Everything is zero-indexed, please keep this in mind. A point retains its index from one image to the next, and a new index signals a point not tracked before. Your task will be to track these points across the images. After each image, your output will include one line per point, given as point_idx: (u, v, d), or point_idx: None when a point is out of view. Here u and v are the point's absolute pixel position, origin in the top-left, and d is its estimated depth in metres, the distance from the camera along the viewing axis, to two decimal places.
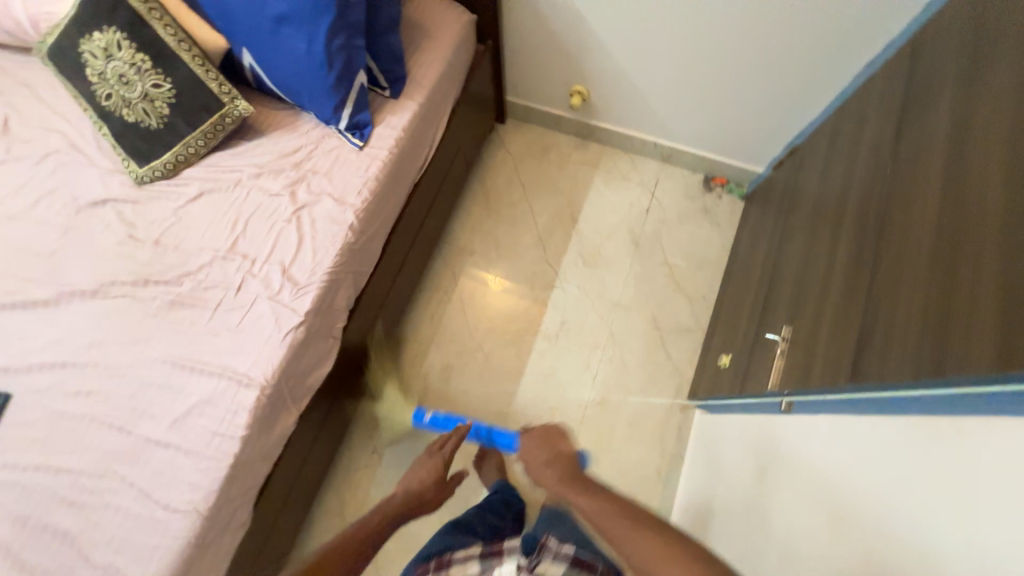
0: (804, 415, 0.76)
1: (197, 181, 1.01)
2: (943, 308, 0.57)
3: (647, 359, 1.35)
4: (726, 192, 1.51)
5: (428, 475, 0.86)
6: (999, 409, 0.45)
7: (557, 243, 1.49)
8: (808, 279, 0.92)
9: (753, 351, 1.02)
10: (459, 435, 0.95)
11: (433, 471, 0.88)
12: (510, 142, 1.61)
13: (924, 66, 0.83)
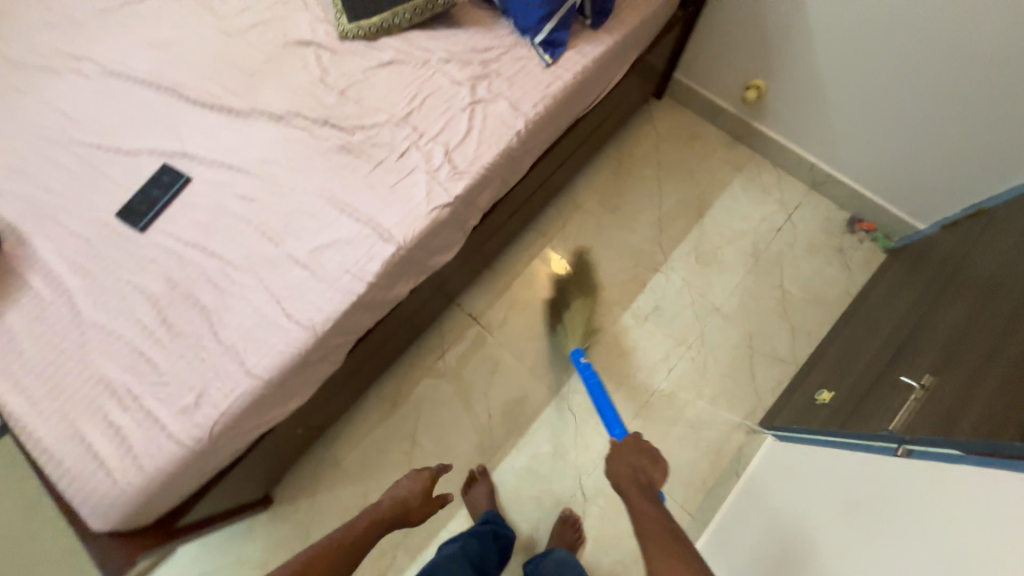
0: (928, 458, 0.72)
1: (392, 50, 1.07)
2: None
3: (728, 372, 1.31)
4: (868, 239, 1.41)
5: (415, 486, 0.98)
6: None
7: (674, 231, 1.45)
8: (975, 336, 0.84)
9: (870, 392, 0.95)
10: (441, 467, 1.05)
11: (421, 483, 0.99)
12: (660, 120, 1.58)
13: None
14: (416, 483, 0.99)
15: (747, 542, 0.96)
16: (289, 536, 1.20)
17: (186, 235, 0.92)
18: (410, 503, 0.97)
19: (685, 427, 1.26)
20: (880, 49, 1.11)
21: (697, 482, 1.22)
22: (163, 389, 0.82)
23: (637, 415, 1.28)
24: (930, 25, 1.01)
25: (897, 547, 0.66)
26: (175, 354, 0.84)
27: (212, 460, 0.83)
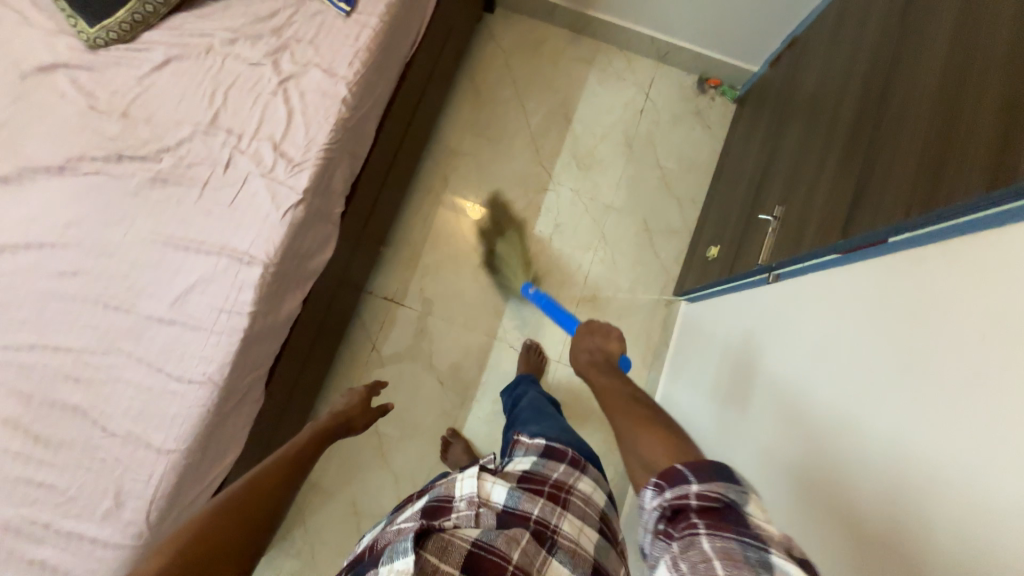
0: (797, 277, 0.82)
1: (163, 46, 0.90)
2: (940, 144, 0.60)
3: (637, 259, 1.40)
4: (718, 95, 1.50)
5: (350, 400, 1.04)
6: (1002, 219, 0.50)
7: (550, 145, 1.45)
8: (806, 154, 0.94)
9: (745, 235, 1.05)
10: (375, 385, 1.13)
11: (356, 398, 1.06)
12: (500, 34, 1.50)
13: None
14: (353, 400, 1.04)
15: (687, 399, 1.09)
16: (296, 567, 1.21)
17: (16, 340, 0.79)
18: (350, 414, 1.01)
19: (615, 321, 1.37)
20: None
21: (639, 363, 1.35)
22: (74, 505, 0.74)
23: None
24: None
25: (791, 360, 0.76)
26: (69, 466, 0.76)
27: None
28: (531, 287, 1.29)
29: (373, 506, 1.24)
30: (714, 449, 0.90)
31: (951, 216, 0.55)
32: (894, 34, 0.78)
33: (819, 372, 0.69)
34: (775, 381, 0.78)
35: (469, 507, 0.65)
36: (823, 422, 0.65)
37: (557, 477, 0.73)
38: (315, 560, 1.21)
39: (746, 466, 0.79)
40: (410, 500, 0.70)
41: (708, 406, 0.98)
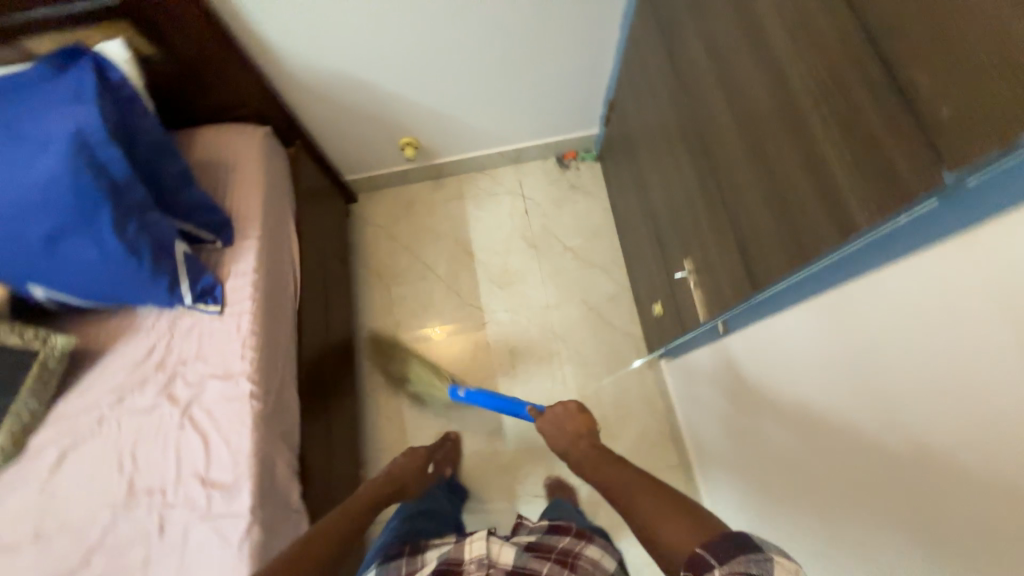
0: (753, 328, 0.79)
1: (53, 443, 0.85)
2: (771, 189, 0.61)
3: (598, 340, 1.38)
4: (580, 162, 1.59)
5: (410, 462, 0.95)
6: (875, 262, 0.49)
7: (466, 282, 1.47)
8: (676, 205, 0.96)
9: (672, 290, 1.06)
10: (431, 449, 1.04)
11: (415, 460, 0.97)
12: (373, 215, 1.57)
13: None
14: (412, 462, 0.96)
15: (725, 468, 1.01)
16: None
17: None
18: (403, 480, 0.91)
19: (615, 409, 1.31)
20: (450, 61, 1.19)
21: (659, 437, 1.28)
22: None
23: None
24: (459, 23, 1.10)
25: (799, 428, 0.71)
26: None
27: None
28: (459, 388, 1.10)
29: None
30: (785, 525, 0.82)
31: (829, 262, 0.54)
32: (683, 90, 0.84)
33: (832, 443, 0.63)
34: (798, 452, 0.73)
35: (478, 570, 0.59)
36: (866, 506, 0.59)
37: (563, 547, 0.63)
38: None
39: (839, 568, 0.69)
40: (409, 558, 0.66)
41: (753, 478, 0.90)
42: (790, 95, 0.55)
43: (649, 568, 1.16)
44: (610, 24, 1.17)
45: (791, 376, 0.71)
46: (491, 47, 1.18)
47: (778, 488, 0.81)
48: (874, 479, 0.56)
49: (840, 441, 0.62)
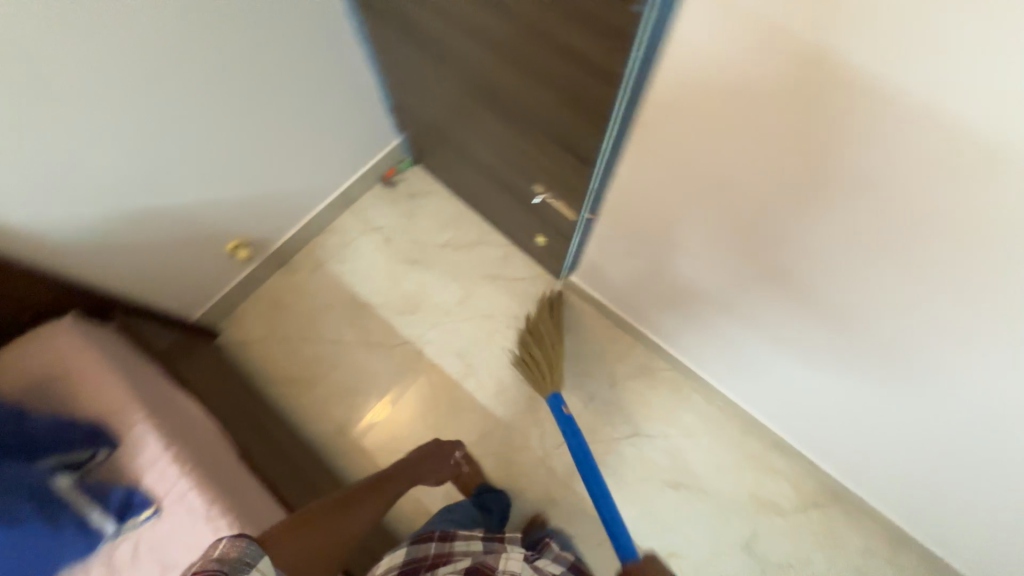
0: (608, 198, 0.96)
1: None
2: (555, 89, 0.77)
3: (522, 299, 1.45)
4: (403, 174, 1.61)
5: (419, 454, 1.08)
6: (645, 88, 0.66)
7: (378, 331, 1.42)
8: (500, 149, 1.09)
9: (542, 216, 1.17)
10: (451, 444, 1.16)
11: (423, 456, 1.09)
12: (247, 333, 1.43)
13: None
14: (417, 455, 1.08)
15: (669, 316, 1.17)
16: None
17: None
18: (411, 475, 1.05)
19: (573, 341, 1.39)
20: (222, 148, 1.11)
21: (618, 334, 1.39)
22: None
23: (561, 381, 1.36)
24: (209, 104, 1.03)
25: (692, 238, 0.87)
26: None
27: None
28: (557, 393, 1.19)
29: None
30: (727, 317, 0.99)
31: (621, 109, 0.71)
32: (448, 61, 0.96)
33: (714, 228, 0.81)
34: (703, 257, 0.89)
35: None
36: (760, 249, 0.77)
37: None
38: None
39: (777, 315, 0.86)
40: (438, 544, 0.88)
41: (690, 306, 1.07)
42: (522, 16, 0.70)
43: (676, 433, 1.29)
44: (353, 47, 1.22)
45: (660, 209, 0.87)
46: (257, 113, 1.13)
47: (710, 295, 0.97)
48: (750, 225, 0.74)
49: (717, 222, 0.79)
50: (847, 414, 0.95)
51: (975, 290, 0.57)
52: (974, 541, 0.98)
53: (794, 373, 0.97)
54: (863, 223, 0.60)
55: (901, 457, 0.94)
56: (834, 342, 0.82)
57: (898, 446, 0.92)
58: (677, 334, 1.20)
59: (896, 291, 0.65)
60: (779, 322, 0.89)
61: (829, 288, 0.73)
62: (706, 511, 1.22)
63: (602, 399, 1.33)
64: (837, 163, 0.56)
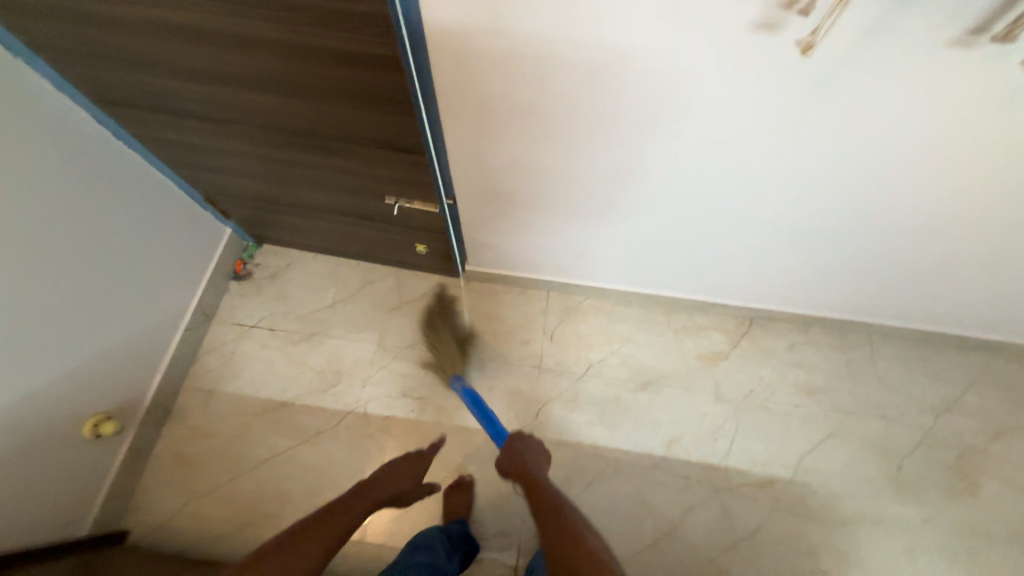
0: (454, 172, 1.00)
1: None
2: (349, 97, 0.78)
3: (434, 311, 1.44)
4: (254, 260, 1.49)
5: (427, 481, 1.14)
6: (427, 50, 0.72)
7: (311, 420, 1.30)
8: (332, 183, 1.06)
9: (408, 223, 1.18)
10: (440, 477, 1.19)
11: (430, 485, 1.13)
12: (163, 510, 1.20)
13: (126, 89, 0.88)
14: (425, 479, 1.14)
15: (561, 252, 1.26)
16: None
17: None
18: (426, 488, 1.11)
19: (498, 321, 1.43)
20: (23, 325, 0.91)
21: (531, 295, 1.46)
22: None
23: (508, 361, 1.38)
24: None
25: (541, 172, 0.96)
26: None
27: None
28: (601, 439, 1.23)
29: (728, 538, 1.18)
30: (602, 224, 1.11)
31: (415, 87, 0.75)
32: (235, 123, 0.91)
33: (550, 153, 0.90)
34: (558, 183, 0.99)
35: None
36: (593, 150, 0.87)
37: None
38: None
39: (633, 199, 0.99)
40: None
41: (573, 235, 1.17)
42: (280, 44, 0.69)
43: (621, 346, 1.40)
44: (123, 160, 1.09)
45: (503, 157, 0.94)
46: (47, 274, 0.95)
47: (580, 215, 1.08)
48: (575, 133, 0.84)
49: (551, 145, 0.88)
50: (722, 251, 1.14)
51: (738, 105, 0.72)
52: (847, 290, 1.22)
53: (671, 241, 1.13)
54: (644, 86, 0.72)
55: (769, 261, 1.15)
56: (679, 199, 0.97)
57: (765, 252, 1.12)
58: (574, 263, 1.31)
59: (693, 135, 0.79)
60: (638, 209, 1.02)
61: (653, 155, 0.86)
62: (676, 391, 1.34)
63: (549, 354, 1.39)
64: (599, 46, 0.68)
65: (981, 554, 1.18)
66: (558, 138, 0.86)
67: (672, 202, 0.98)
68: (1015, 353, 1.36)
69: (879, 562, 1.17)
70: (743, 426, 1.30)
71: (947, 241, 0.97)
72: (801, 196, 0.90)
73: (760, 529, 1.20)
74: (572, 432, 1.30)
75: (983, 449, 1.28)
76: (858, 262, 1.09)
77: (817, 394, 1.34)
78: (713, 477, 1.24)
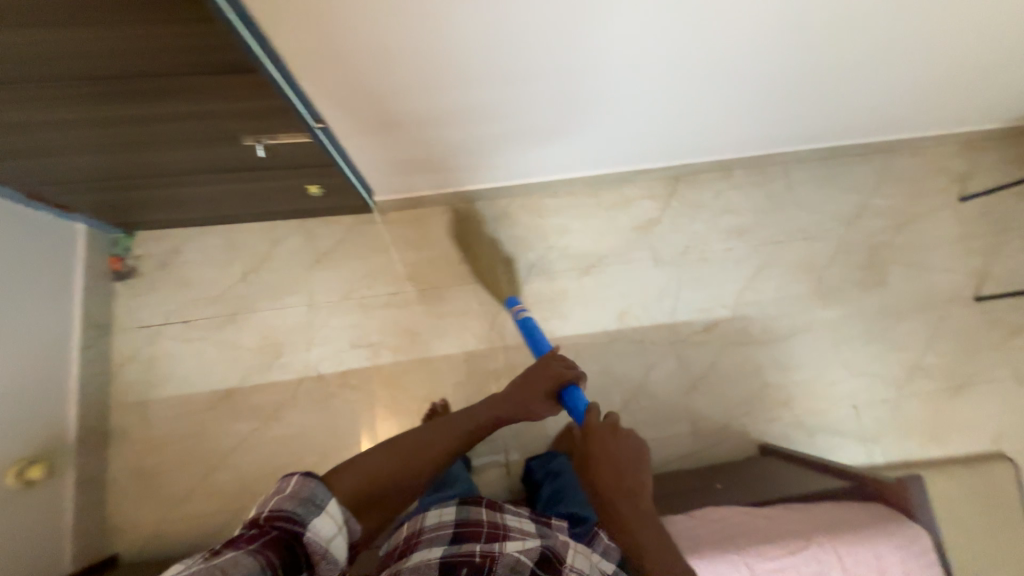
0: (314, 86, 0.82)
1: None
2: (122, 19, 0.57)
3: (359, 253, 1.33)
4: (133, 254, 1.28)
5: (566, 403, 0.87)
6: None
7: (265, 398, 1.23)
8: (169, 135, 0.86)
9: (287, 165, 1.01)
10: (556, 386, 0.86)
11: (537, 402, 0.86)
12: (143, 524, 1.16)
13: None
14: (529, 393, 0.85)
15: (471, 155, 1.15)
16: (770, 414, 1.30)
17: None
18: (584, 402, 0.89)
19: (430, 246, 1.34)
20: None
21: (455, 210, 1.37)
22: None
23: (451, 284, 1.33)
24: None
25: (414, 63, 0.79)
26: None
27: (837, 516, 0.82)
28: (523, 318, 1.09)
29: (687, 382, 1.30)
30: (508, 111, 0.98)
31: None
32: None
33: (416, 32, 0.72)
34: (439, 71, 0.83)
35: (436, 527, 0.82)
36: (466, 20, 0.71)
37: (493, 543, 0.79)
38: (755, 394, 1.31)
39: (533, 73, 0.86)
40: (489, 512, 0.85)
41: (478, 130, 1.04)
42: None
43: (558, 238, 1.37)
44: None
45: (363, 53, 0.75)
46: None
47: (478, 105, 0.94)
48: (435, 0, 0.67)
49: (413, 23, 0.71)
50: (639, 112, 1.05)
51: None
52: (763, 125, 1.21)
53: (585, 115, 1.03)
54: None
55: (686, 113, 1.08)
56: (581, 62, 0.84)
57: (682, 108, 1.05)
58: (490, 163, 1.20)
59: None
60: (539, 85, 0.90)
61: (540, 14, 0.71)
62: (618, 267, 1.36)
63: (490, 266, 1.35)
64: None
65: (895, 332, 1.36)
66: (420, 9, 0.68)
67: (573, 67, 0.86)
68: (912, 148, 1.45)
69: (812, 363, 1.33)
70: (685, 282, 1.36)
71: (855, 51, 0.91)
72: (708, 32, 0.80)
73: (713, 366, 1.31)
74: (530, 333, 1.32)
75: (889, 242, 1.41)
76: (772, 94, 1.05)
77: (747, 234, 1.40)
78: (666, 335, 1.32)
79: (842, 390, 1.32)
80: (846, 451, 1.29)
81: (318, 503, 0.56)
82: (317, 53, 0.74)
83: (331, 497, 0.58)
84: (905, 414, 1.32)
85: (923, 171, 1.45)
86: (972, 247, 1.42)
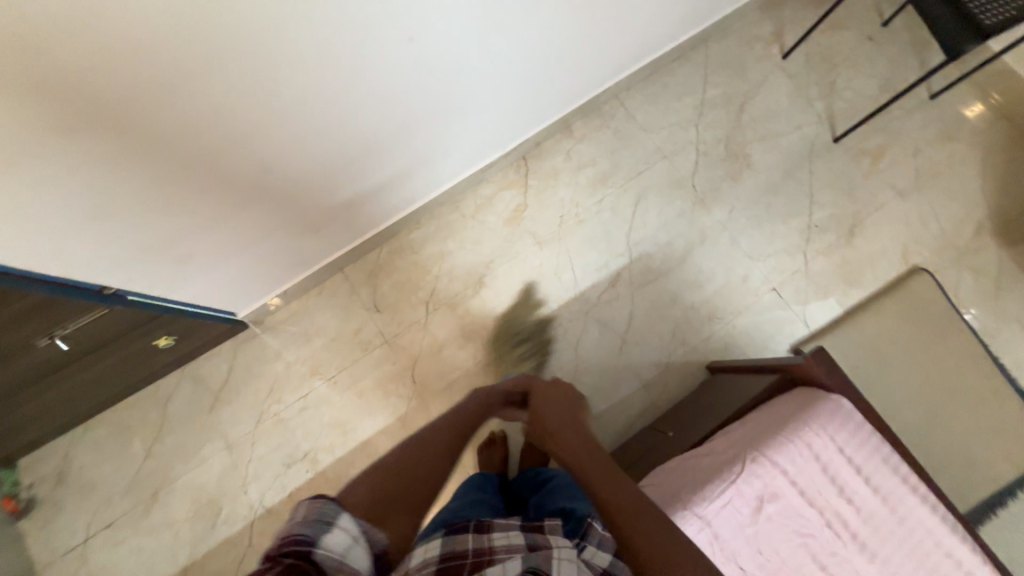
0: (75, 263, 0.77)
1: None
2: None
3: (254, 373, 1.26)
4: (24, 487, 1.17)
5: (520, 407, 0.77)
6: None
7: (225, 558, 1.16)
8: None
9: (111, 337, 0.94)
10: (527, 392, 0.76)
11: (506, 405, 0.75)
12: None
13: None
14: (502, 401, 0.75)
15: (306, 233, 1.11)
16: (702, 333, 1.31)
17: None
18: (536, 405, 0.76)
19: (321, 332, 1.29)
20: None
21: (328, 286, 1.31)
22: (834, 518, 0.75)
23: (357, 358, 1.28)
24: None
25: (121, 185, 0.70)
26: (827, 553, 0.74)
27: (770, 417, 0.82)
28: None
29: (617, 341, 1.30)
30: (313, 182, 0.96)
31: None
32: None
33: (99, 154, 0.64)
34: (205, 179, 0.78)
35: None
36: (165, 121, 0.65)
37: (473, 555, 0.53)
38: (682, 321, 1.32)
39: (310, 137, 0.84)
40: (475, 537, 0.56)
41: (262, 218, 0.95)
42: None
43: (439, 265, 1.34)
44: None
45: (76, 200, 0.67)
46: None
47: (239, 196, 0.86)
48: (89, 110, 0.58)
49: (84, 144, 0.62)
50: (426, 121, 1.00)
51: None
52: (567, 78, 1.21)
53: (381, 146, 0.99)
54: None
55: (464, 105, 1.04)
56: (344, 109, 0.83)
57: (478, 101, 1.05)
58: (333, 230, 1.16)
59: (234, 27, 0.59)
60: (282, 144, 0.82)
61: (245, 89, 0.68)
62: (508, 265, 1.34)
63: (387, 322, 1.30)
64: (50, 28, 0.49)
65: (778, 203, 1.39)
66: (139, 139, 0.65)
67: (309, 115, 0.80)
68: (719, 31, 1.47)
69: (720, 267, 1.35)
70: (574, 249, 1.35)
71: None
72: (435, 31, 0.80)
73: (633, 314, 1.31)
74: (453, 367, 1.29)
75: (738, 125, 1.43)
76: (554, 50, 1.06)
77: (611, 177, 1.39)
78: (579, 307, 1.32)
79: (756, 278, 1.34)
80: (781, 332, 1.33)
81: (329, 520, 0.47)
82: (46, 232, 0.69)
83: (342, 511, 0.49)
84: (818, 274, 1.36)
85: (740, 46, 1.48)
86: (811, 96, 1.46)
